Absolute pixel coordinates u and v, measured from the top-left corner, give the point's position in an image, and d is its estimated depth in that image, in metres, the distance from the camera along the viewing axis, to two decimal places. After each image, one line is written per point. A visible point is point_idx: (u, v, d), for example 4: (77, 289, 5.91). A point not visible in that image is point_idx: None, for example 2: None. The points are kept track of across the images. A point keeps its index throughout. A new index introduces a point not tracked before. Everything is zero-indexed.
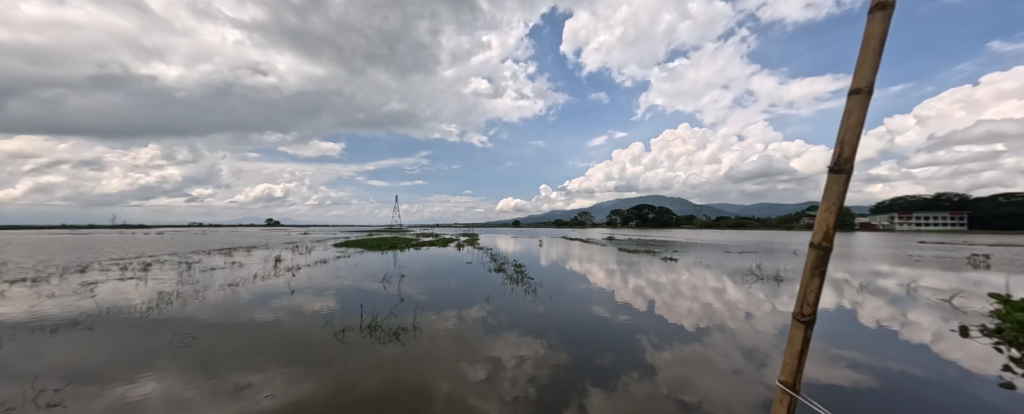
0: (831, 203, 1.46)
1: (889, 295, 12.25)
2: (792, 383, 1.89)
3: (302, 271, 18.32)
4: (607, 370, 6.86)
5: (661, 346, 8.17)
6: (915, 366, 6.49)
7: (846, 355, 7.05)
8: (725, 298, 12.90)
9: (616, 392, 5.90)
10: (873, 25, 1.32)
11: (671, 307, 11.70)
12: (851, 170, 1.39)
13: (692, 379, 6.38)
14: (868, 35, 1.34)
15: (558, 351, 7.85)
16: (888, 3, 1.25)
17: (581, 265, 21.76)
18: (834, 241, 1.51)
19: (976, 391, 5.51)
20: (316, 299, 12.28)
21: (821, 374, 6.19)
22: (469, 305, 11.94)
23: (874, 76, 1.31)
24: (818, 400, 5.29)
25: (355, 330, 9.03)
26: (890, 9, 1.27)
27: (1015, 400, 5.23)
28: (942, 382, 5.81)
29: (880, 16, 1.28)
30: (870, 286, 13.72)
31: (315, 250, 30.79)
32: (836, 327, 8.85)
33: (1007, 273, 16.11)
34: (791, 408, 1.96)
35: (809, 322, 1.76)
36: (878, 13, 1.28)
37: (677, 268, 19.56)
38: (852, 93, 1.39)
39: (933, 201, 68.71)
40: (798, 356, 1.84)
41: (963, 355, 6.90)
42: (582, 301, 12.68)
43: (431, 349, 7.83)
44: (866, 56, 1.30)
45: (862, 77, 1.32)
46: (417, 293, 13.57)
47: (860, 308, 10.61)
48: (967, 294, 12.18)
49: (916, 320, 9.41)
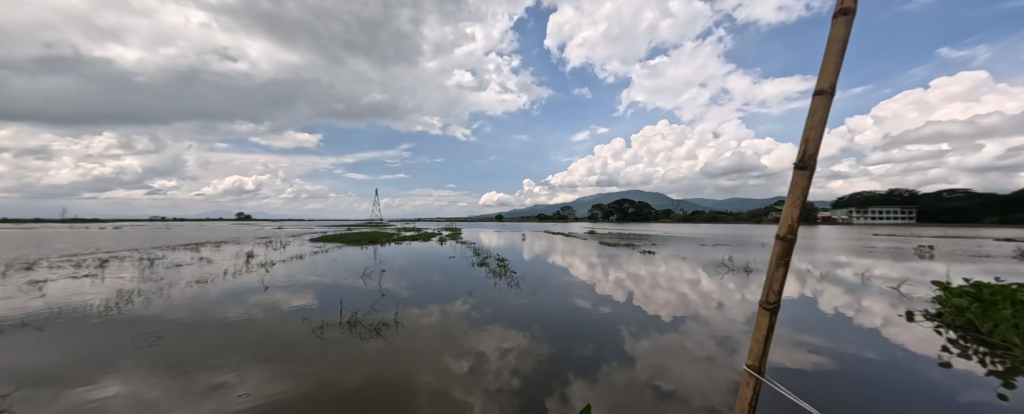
0: (798, 199, 1.59)
1: (846, 284, 13.18)
2: (758, 367, 2.05)
3: (277, 267, 17.66)
4: (589, 359, 7.08)
5: (640, 335, 8.51)
6: (868, 349, 7.06)
7: (808, 340, 7.57)
8: (699, 288, 13.52)
9: (597, 381, 6.12)
10: (835, 29, 1.42)
11: (649, 298, 12.13)
12: (815, 166, 1.51)
13: (669, 367, 6.69)
14: (831, 39, 1.44)
15: (541, 343, 8.02)
16: (849, 10, 1.36)
17: (564, 258, 22.12)
18: (798, 234, 1.64)
19: (919, 370, 6.07)
20: (292, 295, 11.94)
21: (785, 358, 6.63)
22: (452, 299, 11.96)
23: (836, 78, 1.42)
24: (782, 382, 5.71)
25: (334, 326, 8.86)
26: (852, 14, 1.37)
27: (951, 376, 5.80)
28: (890, 363, 6.36)
29: (842, 22, 1.38)
30: (829, 276, 14.71)
31: (290, 245, 29.57)
32: (800, 315, 9.46)
33: (948, 263, 17.68)
34: (756, 391, 2.13)
35: (773, 310, 1.90)
36: (841, 18, 1.38)
37: (656, 261, 20.27)
38: (817, 94, 1.50)
39: (886, 197, 73.99)
40: (764, 342, 2.01)
41: (910, 338, 7.56)
42: (565, 294, 12.93)
43: (414, 343, 7.81)
44: (830, 59, 1.41)
45: (825, 79, 1.43)
46: (398, 288, 13.42)
47: (821, 297, 11.37)
48: (913, 281, 13.29)
49: (869, 306, 10.20)
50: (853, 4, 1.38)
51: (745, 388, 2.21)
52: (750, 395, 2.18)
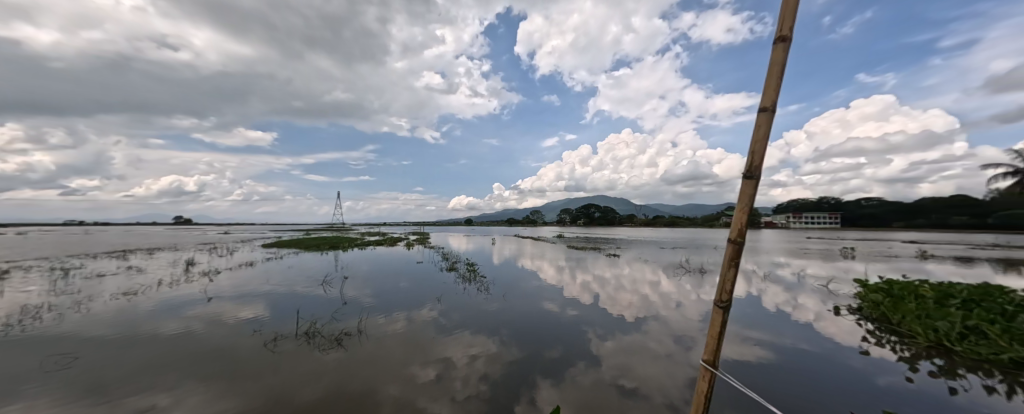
0: (748, 204, 1.75)
1: (785, 282, 14.56)
2: (713, 361, 2.22)
3: (223, 276, 16.12)
4: (557, 362, 7.19)
5: (605, 336, 8.80)
6: (804, 341, 7.84)
7: (754, 335, 8.25)
8: (660, 289, 14.27)
9: (565, 383, 6.22)
10: (776, 54, 1.60)
11: (614, 300, 12.59)
12: (759, 177, 1.68)
13: (633, 365, 6.97)
14: (773, 61, 1.62)
15: (510, 347, 8.03)
16: (786, 38, 1.54)
17: (533, 262, 22.34)
18: (746, 237, 1.82)
19: (845, 358, 6.83)
20: (241, 306, 10.96)
21: (735, 353, 7.17)
22: (419, 305, 11.63)
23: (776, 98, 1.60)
24: (732, 374, 6.17)
25: (289, 338, 8.24)
26: (788, 42, 1.56)
27: (870, 363, 6.59)
28: (821, 353, 7.11)
29: (781, 47, 1.56)
30: (771, 276, 16.17)
31: (238, 252, 27.14)
32: (747, 312, 10.30)
33: (865, 262, 20.16)
34: (712, 384, 2.30)
35: (726, 308, 2.07)
36: (782, 44, 1.55)
37: (620, 264, 21.13)
38: (761, 111, 1.67)
39: (817, 204, 82.96)
40: (718, 338, 2.18)
41: (837, 330, 8.50)
42: (533, 297, 13.07)
43: (378, 353, 7.47)
44: (771, 80, 1.58)
45: (768, 97, 1.60)
46: (361, 295, 12.80)
47: (764, 295, 12.47)
48: (839, 279, 14.97)
49: (804, 302, 11.35)
50: (789, 33, 1.56)
51: (701, 382, 2.37)
52: (706, 388, 2.35)
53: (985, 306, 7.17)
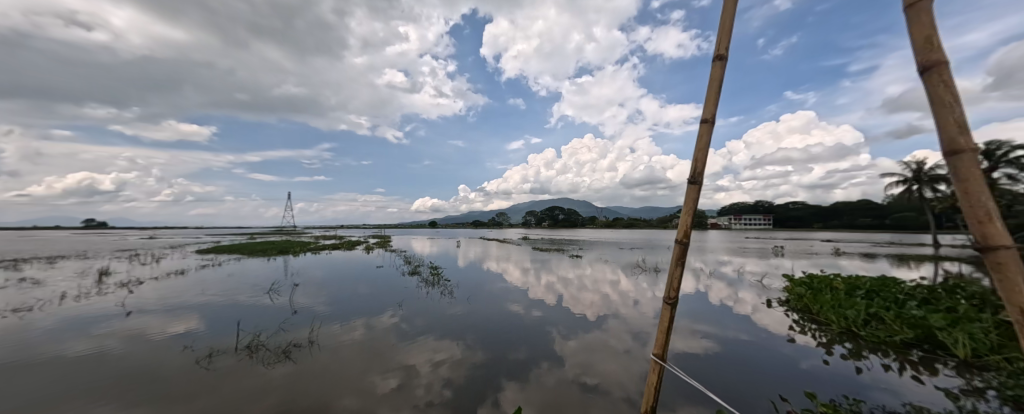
0: (693, 207, 1.93)
1: (727, 279, 15.96)
2: (662, 354, 2.40)
3: (147, 287, 14.22)
4: (521, 364, 7.24)
5: (568, 335, 9.03)
6: (743, 332, 8.63)
7: (702, 328, 8.94)
8: (619, 288, 14.96)
9: (529, 384, 6.29)
10: (714, 71, 1.81)
11: (577, 300, 12.98)
12: (701, 182, 1.86)
13: (594, 363, 7.22)
14: (711, 78, 1.82)
15: (474, 351, 7.95)
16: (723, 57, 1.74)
17: (498, 265, 22.34)
18: (690, 237, 2.00)
19: (776, 346, 7.63)
20: (169, 320, 9.76)
21: (686, 346, 7.71)
22: (379, 312, 11.14)
23: (715, 110, 1.79)
24: (683, 366, 6.62)
25: (228, 353, 7.47)
26: (725, 60, 1.77)
27: (796, 349, 7.41)
28: (757, 342, 7.88)
29: (717, 66, 1.77)
30: (716, 273, 17.62)
31: (167, 259, 24.08)
32: (695, 307, 11.13)
33: (793, 259, 22.65)
34: (661, 376, 2.47)
35: (673, 303, 2.24)
36: (719, 63, 1.75)
37: (582, 264, 21.84)
38: (702, 122, 1.86)
39: (754, 207, 91.91)
40: (666, 333, 2.36)
41: (770, 321, 9.47)
42: (499, 300, 13.08)
43: (333, 364, 7.03)
44: (711, 94, 1.77)
45: (708, 109, 1.79)
46: (314, 303, 11.98)
47: (710, 290, 13.56)
48: (771, 275, 16.71)
49: (743, 296, 12.50)
50: (725, 53, 1.77)
51: (652, 376, 2.53)
52: (656, 381, 2.52)
53: (883, 296, 8.37)
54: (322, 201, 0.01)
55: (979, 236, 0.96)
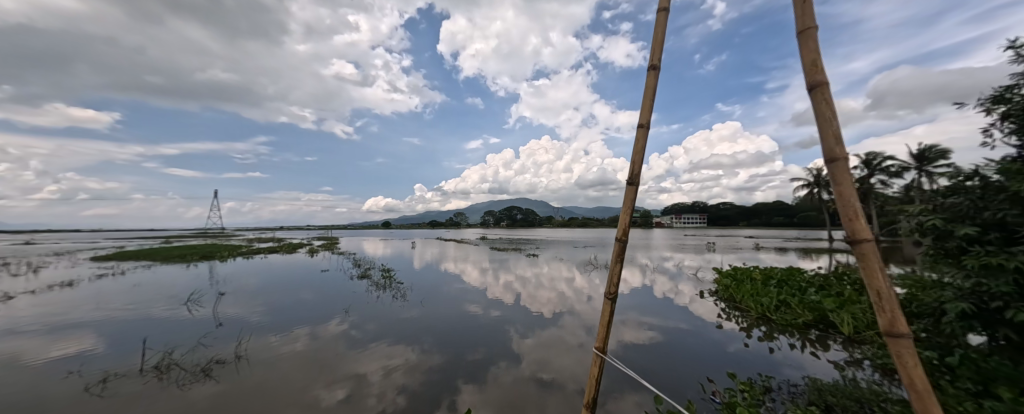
0: (630, 207, 2.02)
1: (669, 273, 17.35)
2: (603, 347, 2.51)
3: (21, 303, 11.71)
4: (478, 364, 7.18)
5: (525, 333, 9.16)
6: (683, 321, 9.43)
7: (648, 320, 9.61)
8: (573, 285, 15.50)
9: (486, 384, 6.25)
10: (648, 79, 1.91)
11: (534, 298, 13.21)
12: (638, 183, 1.96)
13: (550, 359, 7.39)
14: (646, 85, 1.92)
15: (430, 354, 7.72)
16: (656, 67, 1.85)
17: (455, 266, 21.95)
18: (629, 235, 2.11)
19: (710, 332, 8.44)
20: (49, 342, 8.13)
21: (634, 337, 8.21)
22: (324, 319, 10.38)
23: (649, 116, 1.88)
24: (630, 356, 7.03)
25: (130, 377, 6.45)
26: (657, 70, 1.87)
27: (726, 334, 8.26)
28: (694, 330, 8.64)
29: (652, 74, 1.87)
30: (659, 268, 19.07)
31: (51, 269, 20.06)
32: (641, 300, 11.91)
33: (723, 254, 25.28)
34: (601, 368, 2.60)
35: (614, 298, 2.35)
36: (653, 72, 1.85)
37: (539, 263, 22.30)
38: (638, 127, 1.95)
39: (693, 207, 101.08)
40: (606, 326, 2.47)
41: (705, 310, 10.46)
42: (456, 301, 12.87)
43: (269, 379, 6.40)
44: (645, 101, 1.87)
45: (643, 115, 1.88)
46: (245, 313, 10.79)
47: (655, 284, 14.61)
48: (705, 268, 18.50)
49: (682, 289, 13.66)
50: (657, 63, 1.88)
51: (593, 369, 2.65)
52: (597, 373, 2.64)
53: (790, 284, 9.66)
54: (221, 197, 0.01)
55: (850, 232, 1.13)
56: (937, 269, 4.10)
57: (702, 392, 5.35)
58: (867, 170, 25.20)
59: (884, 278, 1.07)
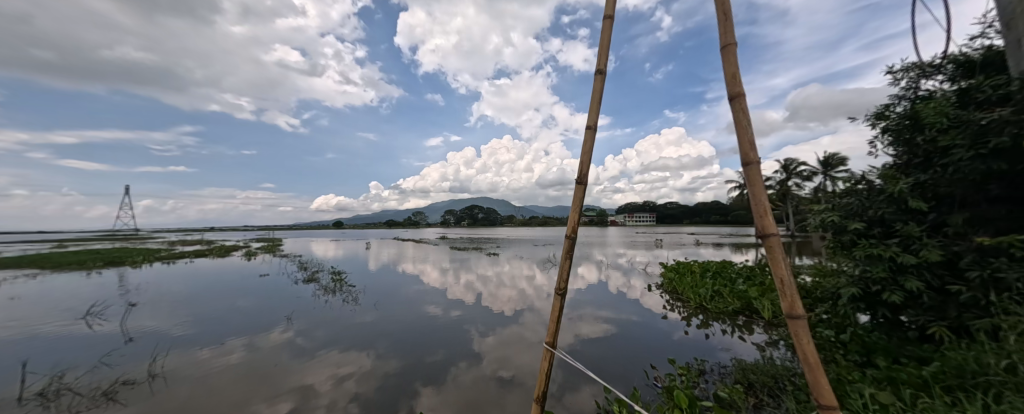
0: (579, 206, 2.08)
1: (622, 268, 18.35)
2: (553, 342, 2.57)
3: None
4: (437, 366, 7.03)
5: (486, 332, 9.14)
6: (634, 313, 10.02)
7: (602, 313, 10.09)
8: (534, 283, 15.79)
9: (445, 386, 6.14)
10: (595, 83, 1.98)
11: (494, 297, 13.22)
12: (586, 182, 2.02)
13: (511, 356, 7.46)
14: (593, 89, 1.99)
15: (386, 359, 7.39)
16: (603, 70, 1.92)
17: (414, 266, 21.27)
18: (578, 233, 2.18)
19: (657, 322, 9.07)
20: None
21: (590, 330, 8.57)
22: (264, 328, 9.48)
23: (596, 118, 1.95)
24: (586, 349, 7.32)
25: (5, 408, 5.38)
26: (604, 75, 1.95)
27: (671, 323, 8.93)
28: (644, 321, 9.22)
29: (598, 78, 1.95)
30: (614, 264, 20.09)
31: None
32: (597, 295, 12.45)
33: (670, 249, 27.33)
34: (551, 362, 2.65)
35: (563, 294, 2.41)
36: (600, 77, 1.93)
37: (500, 262, 22.36)
38: (587, 129, 2.01)
39: (644, 206, 107.78)
40: (555, 322, 2.53)
41: (653, 301, 11.22)
42: (414, 303, 12.47)
43: (195, 397, 5.70)
44: (593, 104, 1.94)
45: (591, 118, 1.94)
46: (165, 326, 9.51)
47: (609, 280, 15.37)
48: (653, 263, 19.82)
49: (634, 283, 14.53)
50: (604, 67, 1.95)
51: (543, 364, 2.70)
52: (547, 367, 2.69)
53: (724, 276, 10.69)
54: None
55: (760, 226, 1.28)
56: (835, 259, 4.73)
57: (647, 378, 5.73)
58: (786, 174, 28.69)
59: (786, 265, 1.24)
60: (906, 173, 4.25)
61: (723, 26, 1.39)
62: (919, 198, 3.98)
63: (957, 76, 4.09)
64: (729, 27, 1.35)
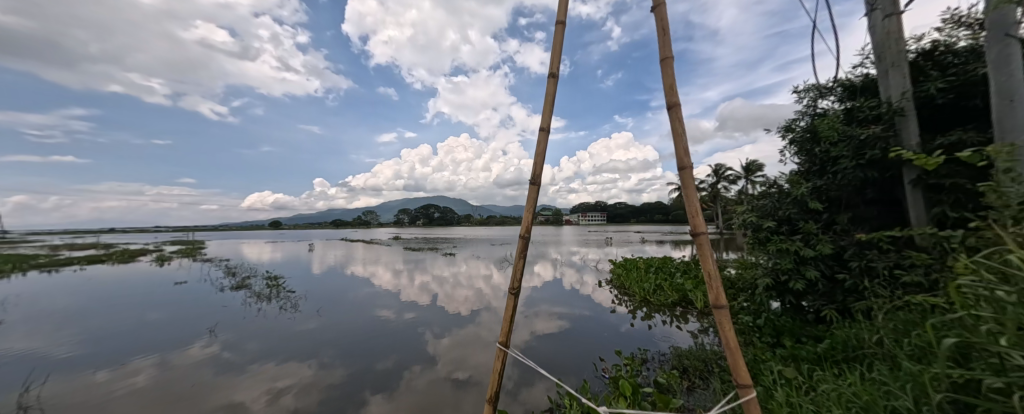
0: (533, 205, 2.09)
1: (575, 266, 19.07)
2: (506, 341, 2.56)
3: None
4: (389, 372, 6.71)
5: (441, 334, 8.92)
6: (586, 308, 10.47)
7: (557, 310, 10.40)
8: (491, 282, 15.77)
9: (397, 392, 5.88)
10: (548, 85, 2.00)
11: (450, 297, 12.97)
12: (539, 182, 2.04)
13: (466, 357, 7.36)
14: (546, 91, 2.01)
15: (331, 369, 6.88)
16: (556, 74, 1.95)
17: (364, 268, 20.09)
18: (531, 233, 2.20)
19: (607, 316, 9.57)
20: None
21: (545, 327, 8.78)
22: (180, 343, 8.29)
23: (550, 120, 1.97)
24: (541, 345, 7.48)
25: None
26: (556, 78, 1.98)
27: (619, 316, 9.47)
28: (595, 316, 9.68)
29: (551, 81, 1.97)
30: (568, 261, 20.80)
31: None
32: (552, 292, 12.80)
33: (618, 247, 29.03)
34: (504, 361, 2.64)
35: (517, 293, 2.41)
36: (553, 80, 1.96)
37: (457, 262, 22.01)
38: (540, 130, 2.02)
39: (596, 206, 113.27)
40: (509, 322, 2.52)
41: (604, 296, 11.81)
42: (363, 307, 11.77)
43: None
44: (546, 106, 1.96)
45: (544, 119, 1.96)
46: (43, 348, 7.87)
47: (564, 277, 15.90)
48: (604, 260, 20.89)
49: (586, 279, 15.18)
50: (557, 70, 1.98)
51: (495, 364, 2.68)
52: (500, 366, 2.68)
53: (665, 271, 11.62)
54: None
55: (694, 226, 1.40)
56: (753, 254, 5.36)
57: (596, 370, 6.02)
58: (716, 178, 32.01)
59: (713, 260, 1.37)
60: (807, 178, 4.95)
61: (662, 41, 1.49)
62: (816, 200, 4.66)
63: (844, 98, 4.87)
64: (666, 42, 1.45)
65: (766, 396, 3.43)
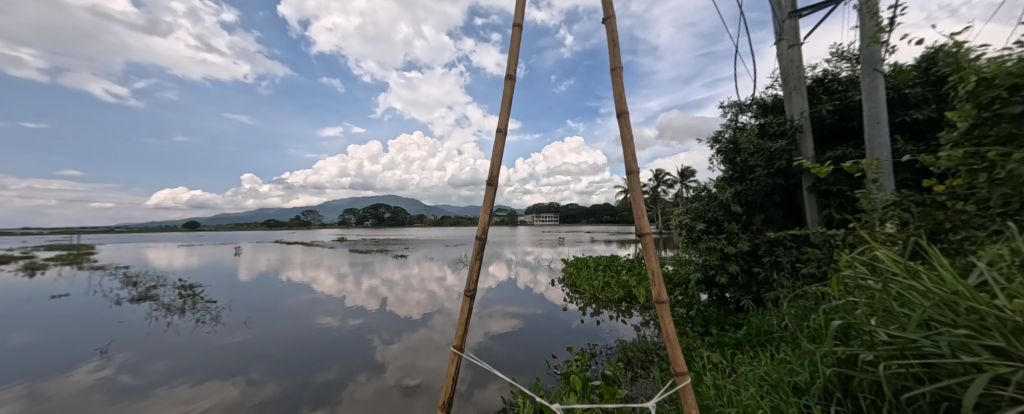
0: (489, 206, 2.08)
1: (530, 266, 19.39)
2: (461, 344, 2.51)
3: None
4: (330, 384, 6.21)
5: (390, 339, 8.49)
6: (540, 307, 10.70)
7: (512, 309, 10.49)
8: (444, 284, 15.41)
9: (339, 405, 5.46)
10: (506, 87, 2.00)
11: (401, 301, 12.41)
12: (496, 183, 2.03)
13: (417, 362, 7.09)
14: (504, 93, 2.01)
15: (261, 385, 6.17)
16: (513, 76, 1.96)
17: (303, 273, 18.40)
18: (488, 234, 2.18)
19: (559, 314, 9.87)
20: None
21: (499, 327, 8.79)
22: (60, 368, 6.85)
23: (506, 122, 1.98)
24: (495, 346, 7.47)
25: None
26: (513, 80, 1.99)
27: (571, 313, 9.83)
28: (548, 314, 9.93)
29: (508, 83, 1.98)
30: (522, 261, 21.09)
31: None
32: (507, 292, 12.88)
33: (570, 246, 30.18)
34: (458, 364, 2.59)
35: (473, 295, 2.37)
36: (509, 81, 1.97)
37: (409, 264, 21.17)
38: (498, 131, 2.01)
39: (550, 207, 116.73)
40: (464, 325, 2.47)
41: (556, 295, 12.18)
42: (302, 315, 10.76)
43: None
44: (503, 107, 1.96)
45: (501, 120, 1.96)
46: None
47: (518, 276, 16.09)
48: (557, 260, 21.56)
49: (540, 279, 15.51)
50: (513, 72, 1.98)
51: (449, 368, 2.61)
52: (454, 370, 2.61)
53: (612, 269, 12.33)
54: None
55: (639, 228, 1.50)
56: (687, 251, 5.91)
57: (548, 367, 6.18)
58: (657, 182, 34.85)
59: (656, 258, 1.48)
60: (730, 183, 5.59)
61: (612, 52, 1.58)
62: (738, 203, 5.28)
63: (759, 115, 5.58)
64: (616, 53, 1.54)
65: (697, 380, 3.81)
